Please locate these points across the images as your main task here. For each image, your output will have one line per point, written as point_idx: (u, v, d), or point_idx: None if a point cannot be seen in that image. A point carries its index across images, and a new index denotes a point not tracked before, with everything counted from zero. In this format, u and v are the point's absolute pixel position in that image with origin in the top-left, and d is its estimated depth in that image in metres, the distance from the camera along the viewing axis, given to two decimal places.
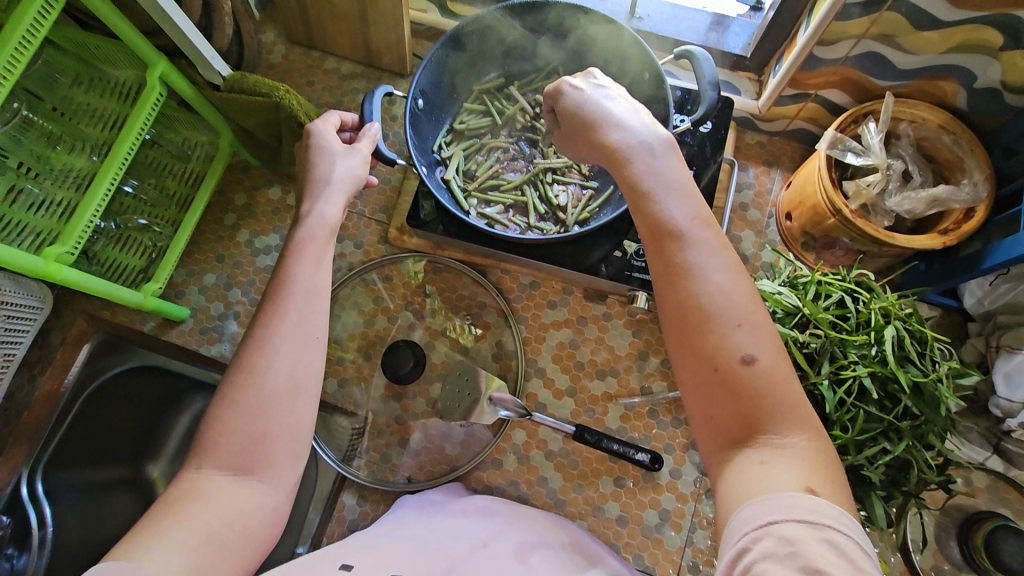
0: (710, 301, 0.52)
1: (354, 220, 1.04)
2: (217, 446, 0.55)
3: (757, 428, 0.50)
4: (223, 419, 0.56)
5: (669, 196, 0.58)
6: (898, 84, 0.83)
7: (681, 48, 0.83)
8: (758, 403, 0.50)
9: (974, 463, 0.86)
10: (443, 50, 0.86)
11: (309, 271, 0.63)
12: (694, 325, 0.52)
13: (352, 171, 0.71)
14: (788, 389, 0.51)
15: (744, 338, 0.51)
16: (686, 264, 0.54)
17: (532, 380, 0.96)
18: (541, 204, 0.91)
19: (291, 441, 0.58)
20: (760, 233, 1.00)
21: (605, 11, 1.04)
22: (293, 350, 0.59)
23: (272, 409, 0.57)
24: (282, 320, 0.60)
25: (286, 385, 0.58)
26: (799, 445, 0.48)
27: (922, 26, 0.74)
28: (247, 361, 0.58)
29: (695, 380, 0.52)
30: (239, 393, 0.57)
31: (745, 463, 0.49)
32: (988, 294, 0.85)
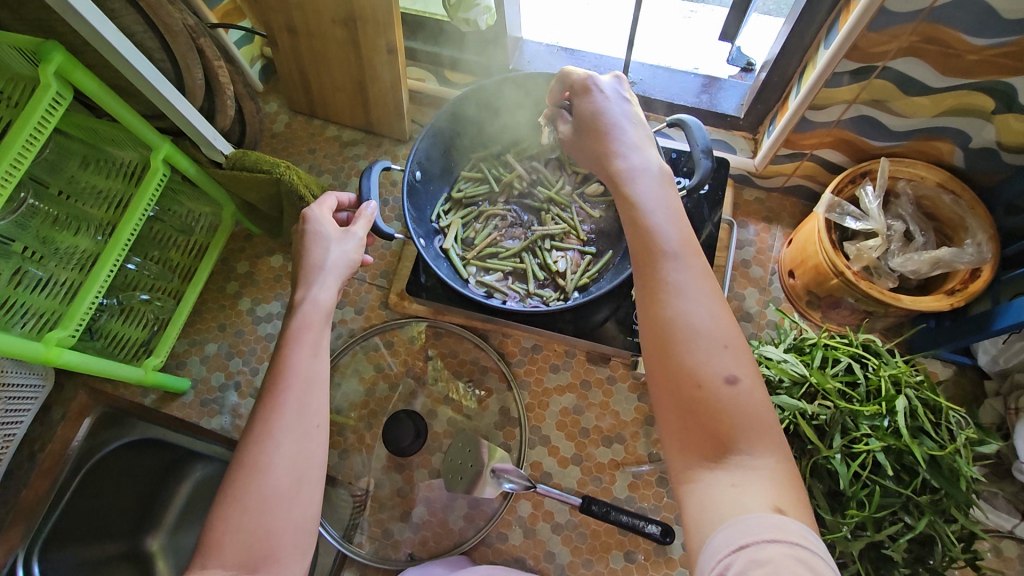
0: (691, 315, 0.51)
1: (355, 285, 1.05)
2: (221, 544, 0.54)
3: (730, 450, 0.47)
4: (227, 518, 0.54)
5: (662, 215, 0.57)
6: (893, 145, 0.83)
7: (673, 116, 0.84)
8: (734, 424, 0.47)
9: (1001, 530, 0.81)
10: (438, 123, 0.88)
11: (307, 358, 0.63)
12: (672, 338, 0.50)
13: (346, 255, 0.71)
14: (764, 413, 0.49)
15: (725, 359, 0.50)
16: (670, 278, 0.53)
17: (536, 447, 0.93)
18: (541, 270, 0.91)
19: (296, 535, 0.56)
20: (764, 290, 0.98)
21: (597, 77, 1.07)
22: (295, 441, 0.58)
23: (276, 503, 0.56)
24: (282, 413, 0.59)
25: (289, 478, 0.57)
26: (770, 467, 0.47)
27: (912, 93, 0.74)
28: (248, 457, 0.57)
29: (670, 392, 0.50)
30: (243, 489, 0.56)
31: (716, 482, 0.46)
32: (1003, 352, 0.83)
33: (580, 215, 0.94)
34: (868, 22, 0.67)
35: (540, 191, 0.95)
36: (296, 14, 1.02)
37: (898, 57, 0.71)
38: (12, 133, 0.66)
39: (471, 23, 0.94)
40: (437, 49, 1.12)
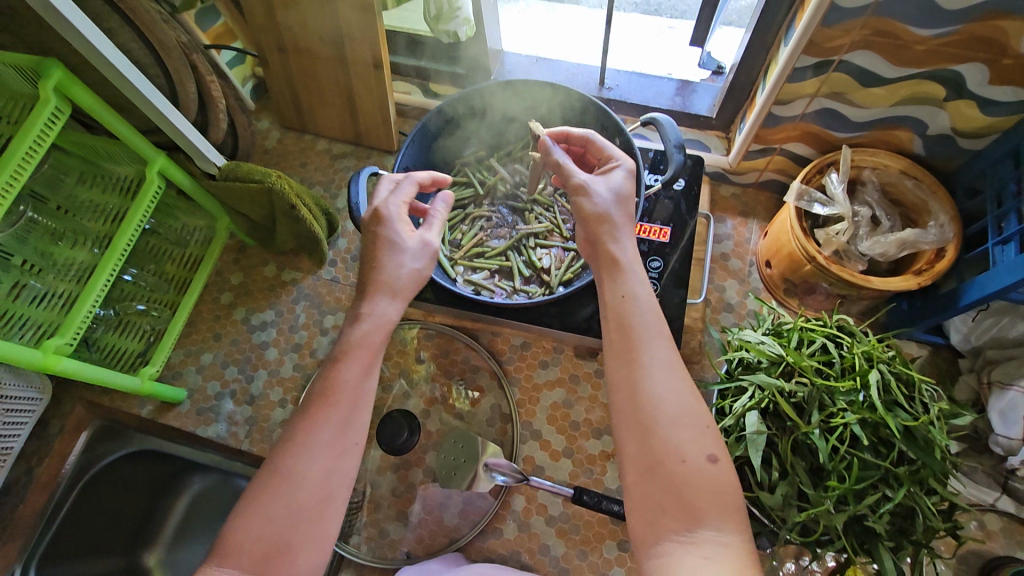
0: (666, 402, 0.58)
1: (348, 291, 1.09)
2: (238, 548, 0.54)
3: (699, 522, 0.53)
4: (251, 520, 0.55)
5: (644, 307, 0.63)
6: (856, 135, 0.88)
7: (647, 115, 0.88)
8: (703, 500, 0.54)
9: (983, 505, 0.83)
10: (425, 131, 0.92)
11: (360, 376, 0.63)
12: (651, 420, 0.57)
13: (417, 267, 0.70)
14: (729, 492, 0.55)
15: (698, 443, 0.56)
16: (647, 365, 0.60)
17: (528, 442, 0.95)
18: (526, 267, 0.94)
19: (313, 554, 0.56)
20: (743, 282, 1.01)
21: (576, 84, 1.11)
22: (330, 459, 0.59)
23: (301, 519, 0.56)
24: (325, 427, 0.60)
25: (315, 494, 0.57)
26: (733, 542, 0.53)
27: (868, 84, 0.79)
28: (285, 466, 0.58)
29: (643, 469, 0.56)
30: (272, 497, 0.56)
31: (688, 554, 0.52)
32: (974, 329, 0.86)
33: (563, 215, 0.98)
34: (822, 18, 0.71)
35: (522, 193, 0.99)
36: (286, 34, 1.06)
37: (851, 50, 0.75)
38: (11, 147, 0.69)
39: (452, 35, 0.95)
40: (422, 63, 1.17)
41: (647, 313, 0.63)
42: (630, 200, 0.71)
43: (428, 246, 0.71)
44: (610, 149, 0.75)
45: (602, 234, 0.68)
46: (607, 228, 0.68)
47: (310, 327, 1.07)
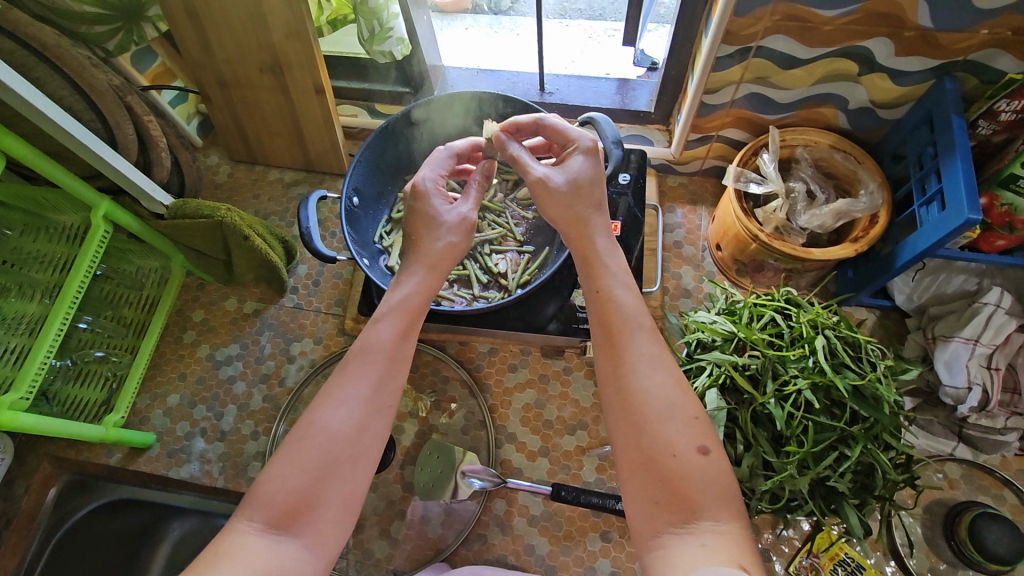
0: (652, 396, 0.58)
1: (312, 316, 1.08)
2: (268, 499, 0.53)
3: (696, 514, 0.52)
4: (281, 471, 0.54)
5: (624, 303, 0.64)
6: (785, 116, 0.92)
7: (585, 114, 0.90)
8: (698, 491, 0.53)
9: (942, 455, 0.86)
10: (369, 152, 0.93)
11: (399, 338, 0.63)
12: (639, 416, 0.58)
13: (451, 238, 0.70)
14: (724, 483, 0.54)
15: (689, 434, 0.56)
16: (632, 360, 0.60)
17: (504, 446, 0.95)
18: (483, 274, 0.94)
19: (344, 510, 0.55)
20: (698, 267, 1.04)
21: (517, 92, 1.13)
22: (366, 415, 0.58)
23: (332, 473, 0.55)
24: (359, 382, 0.59)
25: (347, 450, 0.56)
26: (731, 531, 0.52)
27: (786, 66, 0.83)
28: (322, 418, 0.57)
29: (636, 462, 0.56)
30: (302, 448, 0.55)
31: (685, 546, 0.51)
32: (916, 289, 0.90)
33: (515, 219, 0.98)
34: (734, 8, 0.75)
35: None
36: (224, 68, 1.06)
37: (766, 36, 0.79)
38: None
39: (388, 54, 0.95)
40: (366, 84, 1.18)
41: (628, 305, 0.64)
42: (598, 190, 0.71)
43: (465, 221, 0.72)
44: (568, 130, 0.74)
45: (579, 231, 0.69)
46: (583, 225, 0.69)
47: (276, 356, 1.06)
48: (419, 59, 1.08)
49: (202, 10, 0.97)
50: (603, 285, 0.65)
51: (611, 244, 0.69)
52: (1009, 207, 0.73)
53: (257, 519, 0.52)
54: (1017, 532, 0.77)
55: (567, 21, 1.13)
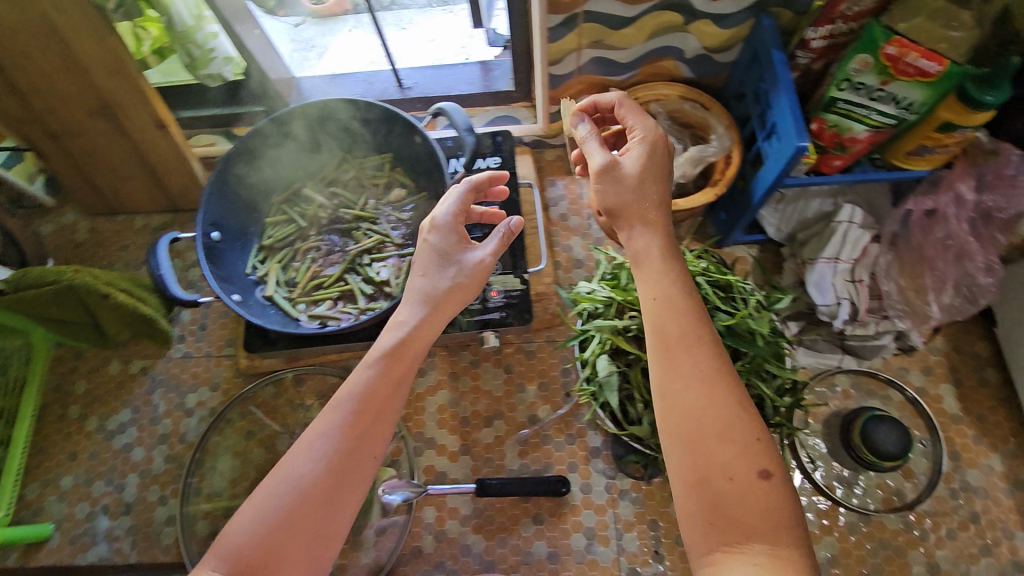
0: (709, 411, 0.56)
1: (203, 363, 1.01)
2: (232, 551, 0.52)
3: (748, 535, 0.52)
4: (245, 519, 0.54)
5: (679, 317, 0.61)
6: (630, 74, 0.94)
7: (434, 106, 0.88)
8: (749, 511, 0.53)
9: (832, 368, 0.91)
10: (222, 183, 0.88)
11: (386, 392, 0.62)
12: (699, 430, 0.56)
13: (451, 281, 0.68)
14: (781, 505, 0.53)
15: (750, 453, 0.55)
16: (689, 372, 0.58)
17: (424, 452, 0.93)
18: (367, 285, 0.90)
19: (315, 564, 0.54)
20: (587, 235, 1.05)
21: (376, 92, 1.09)
22: (336, 468, 0.57)
23: (298, 524, 0.54)
24: (340, 433, 0.58)
25: (319, 502, 0.55)
26: (787, 554, 0.51)
27: (617, 27, 0.84)
28: (294, 470, 0.56)
29: (691, 478, 0.55)
30: (266, 496, 0.55)
31: (736, 566, 0.51)
32: (782, 219, 0.94)
33: (391, 224, 0.94)
34: None
35: (343, 212, 0.95)
36: (48, 117, 0.97)
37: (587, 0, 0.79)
38: None
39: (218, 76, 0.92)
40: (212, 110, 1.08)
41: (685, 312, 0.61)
42: (658, 184, 0.69)
43: (482, 263, 0.70)
44: (633, 120, 0.73)
45: (634, 223, 0.68)
46: (640, 216, 0.68)
47: (171, 413, 0.99)
48: (259, 74, 1.02)
49: (5, 62, 0.88)
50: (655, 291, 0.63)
51: (665, 251, 0.66)
52: (836, 128, 0.76)
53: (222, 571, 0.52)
54: (901, 428, 0.82)
55: (449, 6, 1.07)
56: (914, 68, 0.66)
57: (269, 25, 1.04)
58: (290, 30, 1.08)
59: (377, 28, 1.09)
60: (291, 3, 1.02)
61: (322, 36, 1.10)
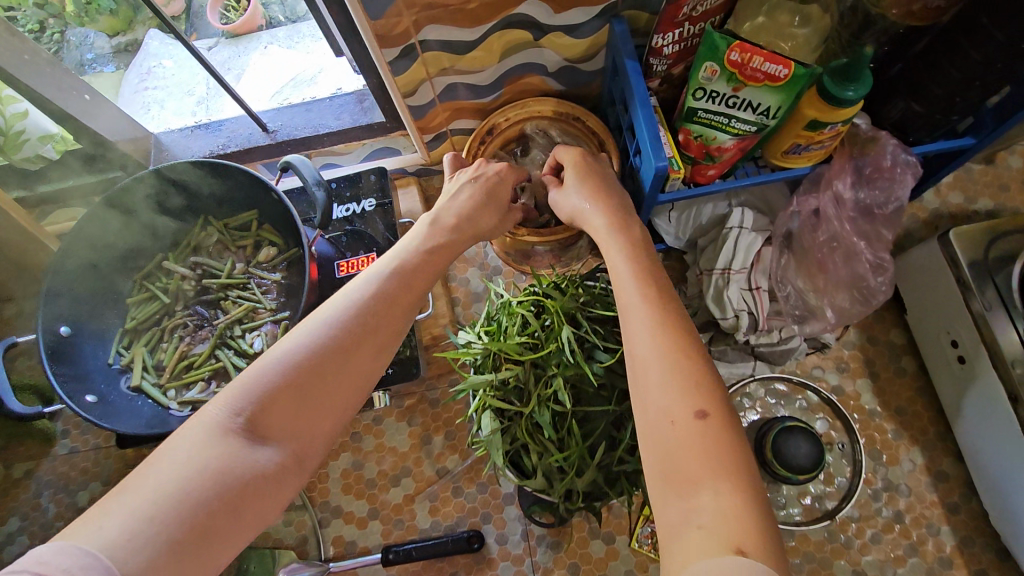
0: (670, 346, 0.51)
1: (93, 456, 0.95)
2: (248, 392, 0.50)
3: (700, 481, 0.44)
4: (263, 365, 0.52)
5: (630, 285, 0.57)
6: (496, 94, 0.88)
7: (281, 160, 0.80)
8: (703, 457, 0.45)
9: (745, 377, 0.88)
10: (63, 272, 0.79)
11: (421, 272, 0.63)
12: (674, 344, 0.51)
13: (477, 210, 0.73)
14: (739, 455, 0.46)
15: (695, 392, 0.49)
16: (643, 314, 0.54)
17: (331, 523, 0.88)
18: (241, 358, 0.85)
19: (314, 438, 0.52)
20: (483, 265, 1.00)
21: (240, 139, 0.99)
22: (366, 333, 0.56)
23: (320, 387, 0.53)
24: (368, 301, 0.58)
25: (337, 365, 0.54)
26: (742, 504, 0.43)
27: (461, 51, 0.77)
28: (320, 320, 0.55)
29: (666, 393, 0.49)
30: (286, 350, 0.53)
31: (684, 524, 0.43)
32: (679, 226, 0.88)
33: (263, 287, 0.89)
34: (363, 14, 0.66)
35: (209, 281, 0.89)
36: None
37: (419, 30, 0.71)
38: None
39: (36, 157, 0.91)
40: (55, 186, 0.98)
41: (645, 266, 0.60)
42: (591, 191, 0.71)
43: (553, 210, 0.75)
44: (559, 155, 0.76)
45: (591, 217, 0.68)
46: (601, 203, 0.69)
47: (63, 514, 0.92)
48: (96, 140, 0.91)
49: None
50: (612, 260, 0.61)
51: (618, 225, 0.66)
52: (702, 138, 0.70)
53: (234, 416, 0.49)
54: (814, 440, 0.79)
55: None
56: (762, 73, 0.61)
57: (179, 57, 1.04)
58: (204, 54, 1.05)
59: (295, 40, 1.03)
60: (203, 25, 1.04)
61: (236, 58, 1.03)
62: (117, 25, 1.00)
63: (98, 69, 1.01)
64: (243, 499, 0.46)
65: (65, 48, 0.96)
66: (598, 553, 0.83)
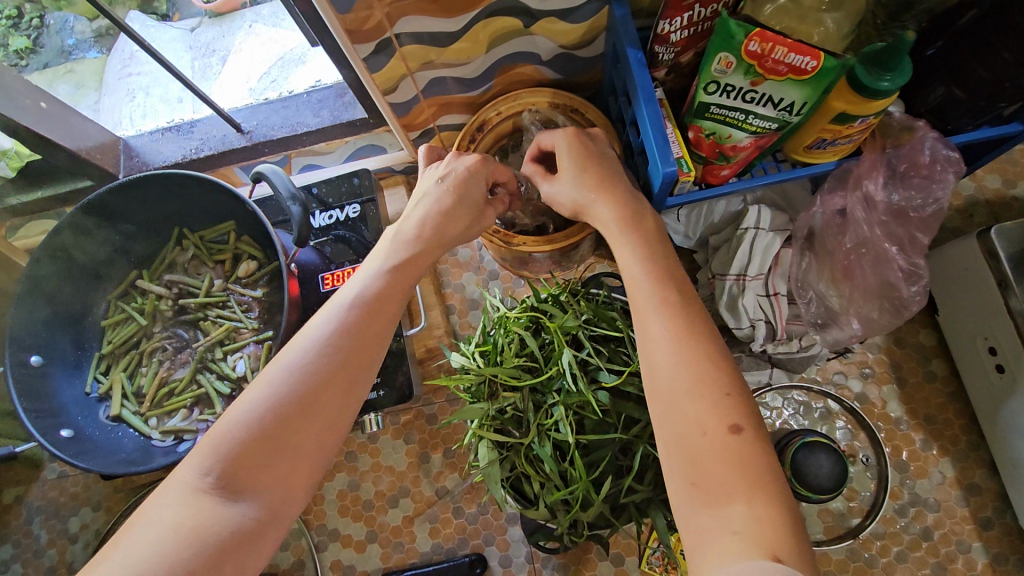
0: (693, 356, 0.46)
1: (82, 480, 0.92)
2: (217, 444, 0.44)
3: (731, 492, 0.41)
4: (235, 410, 0.46)
5: (647, 287, 0.51)
6: (487, 86, 0.80)
7: (254, 170, 0.73)
8: (734, 472, 0.42)
9: (762, 385, 0.81)
10: (28, 299, 0.73)
11: (396, 288, 0.55)
12: (697, 354, 0.47)
13: (456, 208, 0.63)
14: (769, 466, 0.43)
15: (724, 406, 0.44)
16: (661, 322, 0.48)
17: (329, 547, 0.84)
18: (224, 382, 0.81)
19: (296, 483, 0.46)
20: (479, 269, 0.94)
21: (214, 141, 0.90)
22: (342, 358, 0.49)
23: (294, 429, 0.46)
24: (335, 326, 0.50)
25: (314, 399, 0.47)
26: (773, 513, 0.40)
27: (443, 43, 0.68)
28: (291, 354, 0.48)
29: (694, 411, 0.44)
30: (257, 391, 0.47)
31: (714, 534, 0.40)
32: (689, 225, 0.81)
33: (244, 304, 0.84)
34: (329, 8, 0.57)
35: (187, 300, 0.84)
36: None
37: (394, 22, 0.63)
38: None
39: None
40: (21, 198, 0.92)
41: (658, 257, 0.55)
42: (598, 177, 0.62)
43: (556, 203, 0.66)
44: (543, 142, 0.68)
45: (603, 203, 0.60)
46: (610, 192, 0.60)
47: (56, 542, 0.90)
48: (54, 148, 0.83)
49: None
50: (622, 253, 0.55)
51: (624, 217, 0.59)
52: (714, 135, 0.63)
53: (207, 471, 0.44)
54: (835, 456, 0.73)
55: None
56: (785, 65, 0.53)
57: (159, 41, 0.89)
58: (186, 36, 0.91)
59: (281, 20, 0.89)
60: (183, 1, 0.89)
61: (220, 39, 0.92)
62: (87, 13, 0.86)
63: (79, 56, 0.91)
64: (222, 560, 0.41)
65: (45, 33, 0.88)
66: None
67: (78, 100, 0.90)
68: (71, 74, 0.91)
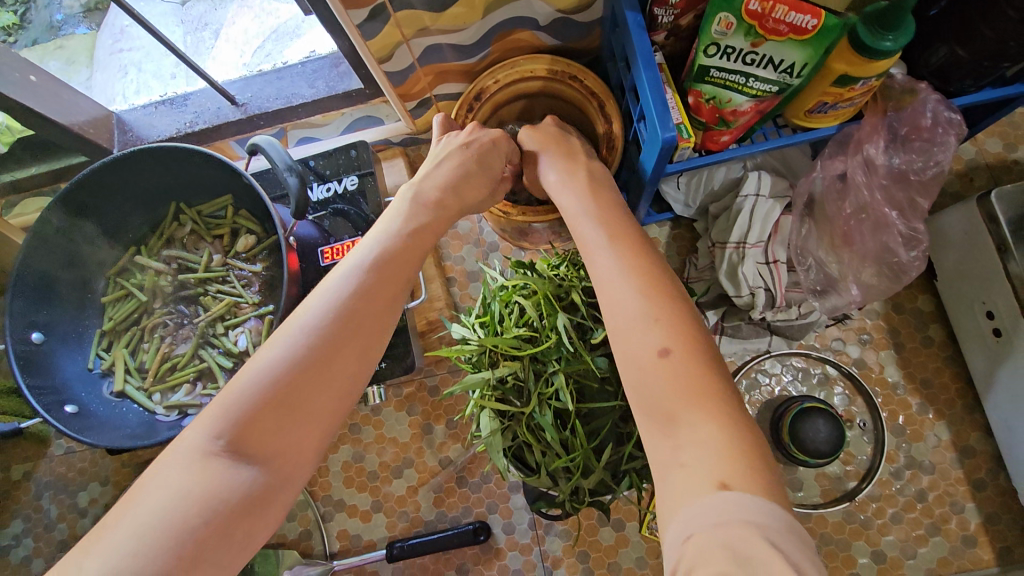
0: (631, 292, 0.49)
1: (89, 456, 0.93)
2: (227, 409, 0.44)
3: (675, 414, 0.43)
4: (244, 375, 0.46)
5: (597, 246, 0.55)
6: (484, 53, 0.79)
7: (250, 142, 0.72)
8: (673, 391, 0.43)
9: (761, 352, 0.82)
10: (25, 277, 0.73)
11: (404, 257, 0.56)
12: (636, 288, 0.49)
13: (462, 181, 0.66)
14: (705, 382, 0.44)
15: (653, 332, 0.46)
16: (600, 265, 0.53)
17: (335, 517, 0.86)
18: (226, 357, 0.81)
19: (306, 448, 0.46)
20: (478, 242, 0.94)
21: (210, 115, 0.89)
22: (349, 325, 0.49)
23: (304, 395, 0.46)
24: (344, 292, 0.50)
25: (323, 367, 0.47)
26: (718, 432, 0.41)
27: (439, 9, 0.67)
28: (301, 320, 0.49)
29: (630, 342, 0.47)
30: (266, 356, 0.47)
31: (666, 467, 0.41)
32: (689, 192, 0.80)
33: (244, 279, 0.84)
34: None
35: (186, 275, 0.84)
36: None
37: None
38: None
39: None
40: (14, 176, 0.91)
41: (607, 214, 0.59)
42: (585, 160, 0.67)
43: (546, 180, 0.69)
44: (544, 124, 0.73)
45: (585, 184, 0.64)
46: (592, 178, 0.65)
47: (66, 516, 0.91)
48: (47, 124, 0.82)
49: None
50: (579, 224, 0.59)
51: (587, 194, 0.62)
52: (714, 100, 0.62)
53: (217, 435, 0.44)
54: (832, 421, 0.73)
55: None
56: (786, 25, 0.52)
57: (149, 15, 0.86)
58: (177, 10, 0.88)
59: None
60: None
61: (213, 10, 0.88)
62: None
63: (69, 32, 0.89)
64: (231, 526, 0.42)
65: (33, 8, 0.87)
66: (607, 541, 0.82)
67: (72, 77, 0.90)
68: (61, 50, 0.90)
